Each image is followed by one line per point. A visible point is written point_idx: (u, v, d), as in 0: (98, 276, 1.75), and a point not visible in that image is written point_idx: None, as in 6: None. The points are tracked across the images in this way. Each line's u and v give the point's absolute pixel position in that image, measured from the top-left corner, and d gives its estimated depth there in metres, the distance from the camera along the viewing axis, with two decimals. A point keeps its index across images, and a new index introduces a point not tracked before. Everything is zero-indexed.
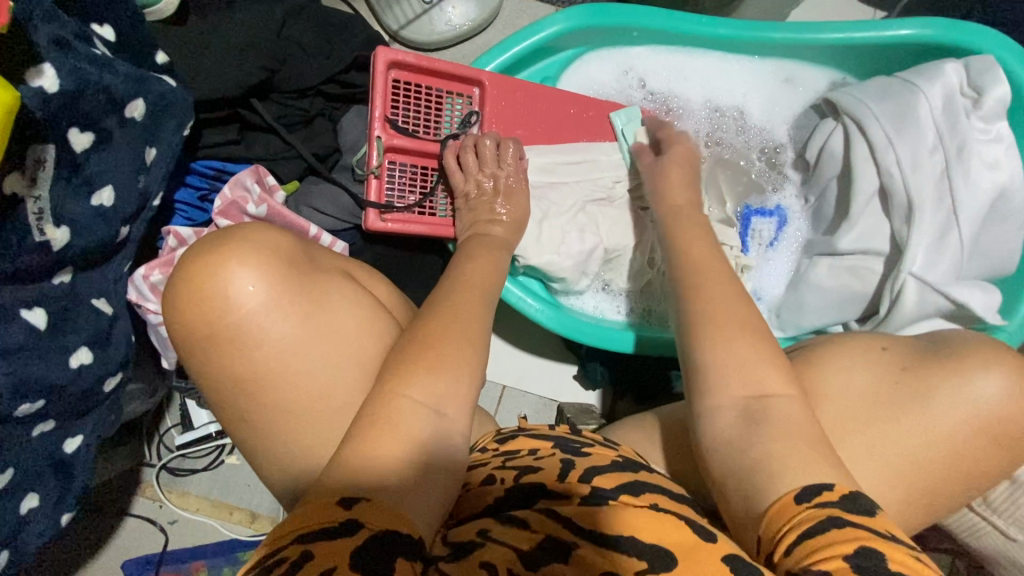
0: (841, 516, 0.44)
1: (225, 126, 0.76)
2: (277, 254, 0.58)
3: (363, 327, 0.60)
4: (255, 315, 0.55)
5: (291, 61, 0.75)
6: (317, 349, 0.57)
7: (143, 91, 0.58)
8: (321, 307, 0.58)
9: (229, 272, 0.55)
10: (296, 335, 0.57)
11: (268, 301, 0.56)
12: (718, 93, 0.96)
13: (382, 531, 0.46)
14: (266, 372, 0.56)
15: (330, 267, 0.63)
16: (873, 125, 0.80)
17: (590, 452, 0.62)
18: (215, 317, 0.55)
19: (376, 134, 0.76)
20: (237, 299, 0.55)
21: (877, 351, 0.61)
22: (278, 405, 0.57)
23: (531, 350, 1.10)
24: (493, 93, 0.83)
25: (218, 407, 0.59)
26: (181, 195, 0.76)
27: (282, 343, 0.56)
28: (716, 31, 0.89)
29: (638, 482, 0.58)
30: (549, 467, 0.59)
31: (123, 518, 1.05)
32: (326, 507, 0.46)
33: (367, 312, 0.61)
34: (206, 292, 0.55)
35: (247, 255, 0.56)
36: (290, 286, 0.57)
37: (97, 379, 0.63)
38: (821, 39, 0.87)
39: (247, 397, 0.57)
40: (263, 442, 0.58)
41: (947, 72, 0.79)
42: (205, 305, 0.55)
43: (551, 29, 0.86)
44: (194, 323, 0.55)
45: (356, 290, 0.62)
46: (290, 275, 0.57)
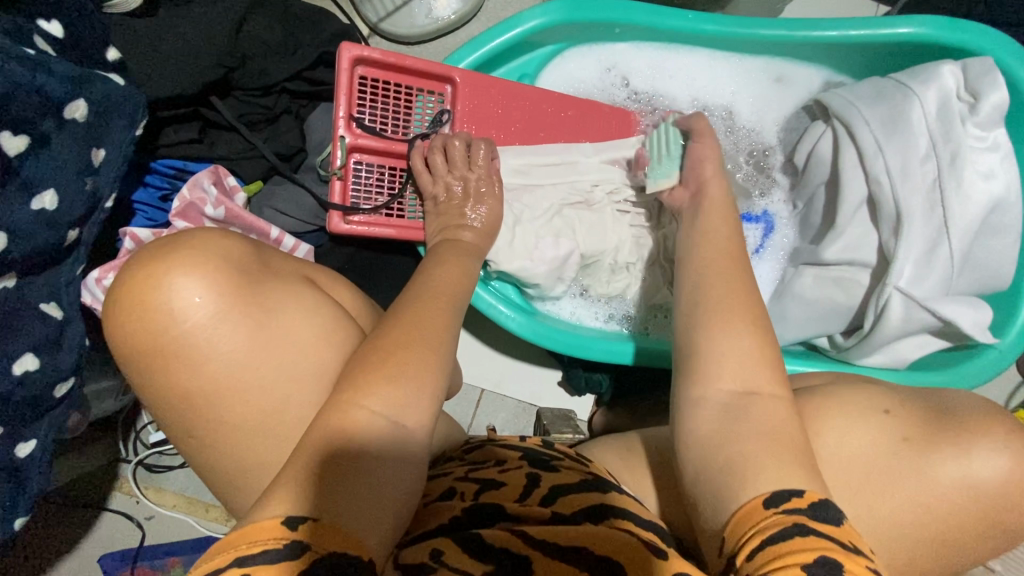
0: (806, 524, 0.41)
1: (186, 125, 0.74)
2: (229, 262, 0.56)
3: (319, 339, 0.58)
4: (201, 329, 0.53)
5: (252, 57, 0.73)
6: (270, 360, 0.55)
7: (83, 91, 0.57)
8: (274, 317, 0.56)
9: (174, 283, 0.53)
10: (246, 346, 0.55)
11: (217, 311, 0.54)
12: (706, 92, 0.92)
13: (331, 552, 0.43)
14: (209, 386, 0.54)
15: (289, 272, 0.61)
16: (863, 130, 0.76)
17: (559, 469, 0.60)
18: (160, 332, 0.53)
19: (341, 133, 0.73)
20: (184, 308, 0.53)
21: (880, 415, 0.56)
22: (220, 419, 0.55)
23: (511, 354, 1.08)
24: (466, 90, 0.80)
25: (165, 421, 0.56)
26: (140, 195, 0.74)
27: (230, 358, 0.54)
28: (702, 28, 0.85)
29: (600, 506, 0.54)
30: (511, 484, 0.58)
31: (101, 514, 1.06)
32: (269, 526, 0.43)
33: (327, 322, 0.59)
34: (153, 299, 0.53)
35: (197, 262, 0.54)
36: (239, 298, 0.55)
37: (45, 385, 0.61)
38: (813, 37, 0.83)
39: (187, 412, 0.55)
40: (207, 456, 0.56)
41: (943, 74, 0.74)
42: (151, 313, 0.53)
43: (528, 24, 0.82)
44: (139, 331, 0.53)
45: (313, 296, 0.60)
46: (243, 285, 0.56)
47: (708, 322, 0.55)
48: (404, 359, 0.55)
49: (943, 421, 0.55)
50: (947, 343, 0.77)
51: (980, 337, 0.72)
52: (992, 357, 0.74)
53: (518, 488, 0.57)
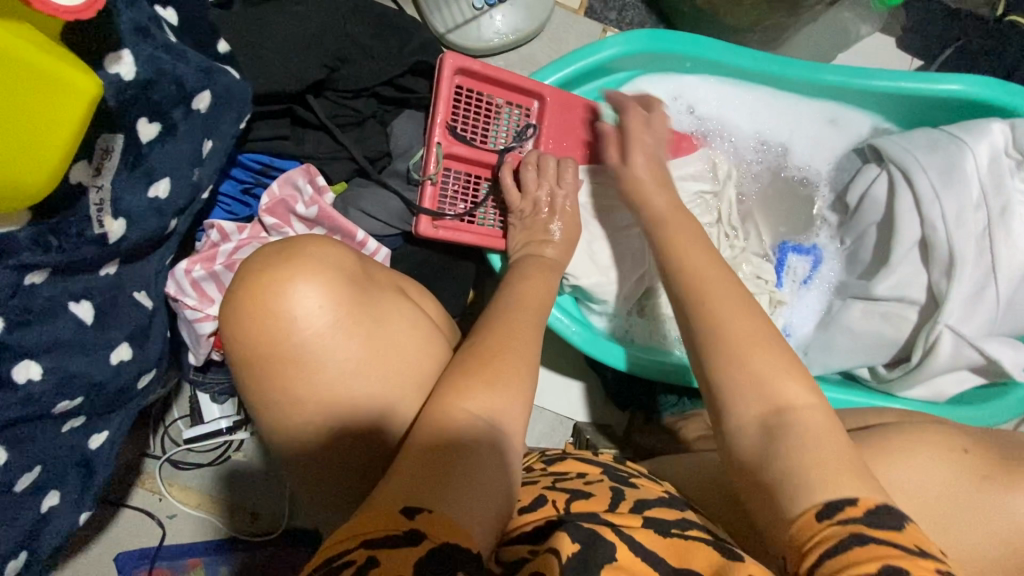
0: (864, 533, 0.42)
1: (277, 120, 0.73)
2: (340, 271, 0.53)
3: (425, 353, 0.57)
4: (319, 338, 0.51)
5: (351, 60, 0.73)
6: (377, 375, 0.53)
7: (210, 82, 0.56)
8: (381, 328, 0.54)
9: (293, 289, 0.50)
10: (359, 356, 0.52)
11: (331, 324, 0.51)
12: (766, 128, 0.96)
13: (442, 541, 0.41)
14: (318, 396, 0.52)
15: (386, 283, 0.58)
16: (920, 177, 0.81)
17: (640, 485, 0.63)
18: (276, 339, 0.50)
19: (436, 140, 0.74)
20: (297, 320, 0.50)
21: (961, 452, 0.61)
22: (330, 425, 0.53)
23: (552, 367, 1.09)
24: (551, 108, 0.82)
25: (268, 430, 0.54)
26: (225, 187, 0.73)
27: (345, 366, 0.52)
28: (770, 69, 0.89)
29: (685, 518, 0.58)
30: (598, 493, 0.59)
31: (120, 510, 1.02)
32: (387, 515, 0.42)
33: (426, 336, 0.57)
34: (265, 309, 0.50)
35: (311, 271, 0.51)
36: (357, 308, 0.52)
37: (133, 376, 0.60)
38: (871, 86, 0.88)
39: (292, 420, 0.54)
40: (308, 462, 0.55)
41: (993, 132, 0.81)
42: (262, 324, 0.50)
43: (609, 51, 0.86)
44: (250, 339, 0.51)
45: (413, 309, 0.58)
46: (354, 296, 0.53)
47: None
48: (509, 363, 0.57)
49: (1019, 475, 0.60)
50: (982, 380, 0.83)
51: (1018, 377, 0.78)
52: (1022, 395, 0.81)
53: (606, 499, 0.59)
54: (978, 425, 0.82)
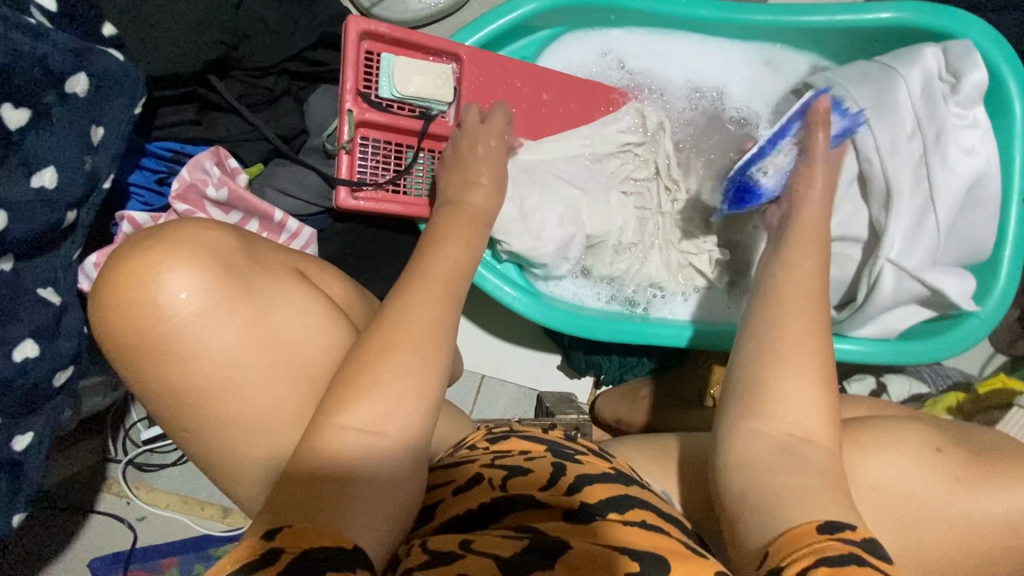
0: (861, 555, 0.43)
1: (182, 105, 0.72)
2: (214, 255, 0.52)
3: (316, 331, 0.55)
4: (188, 325, 0.50)
5: (251, 36, 0.71)
6: (260, 362, 0.53)
7: (84, 64, 0.55)
8: (261, 312, 0.53)
9: (158, 278, 0.49)
10: (235, 343, 0.52)
11: (201, 309, 0.50)
12: (700, 75, 0.94)
13: (308, 551, 0.42)
14: (213, 378, 0.51)
15: (276, 266, 0.57)
16: (852, 110, 0.79)
17: (583, 461, 0.62)
18: (143, 327, 0.50)
19: (347, 107, 0.73)
20: (168, 305, 0.49)
21: (932, 451, 0.62)
22: (232, 402, 0.52)
23: (511, 340, 1.08)
24: (469, 68, 0.80)
25: (170, 416, 0.53)
26: (136, 178, 0.71)
27: (221, 354, 0.51)
28: (696, 12, 0.87)
29: (625, 495, 0.57)
30: (537, 471, 0.58)
31: (89, 516, 1.02)
32: (249, 544, 0.42)
33: (319, 321, 0.56)
34: (129, 300, 0.49)
35: (176, 258, 0.50)
36: (229, 293, 0.51)
37: (45, 373, 0.59)
38: (801, 22, 0.86)
39: (194, 406, 0.52)
40: (217, 447, 0.53)
41: (925, 56, 0.78)
42: (128, 316, 0.50)
43: (527, 7, 0.83)
44: (121, 332, 0.50)
45: (302, 289, 0.57)
46: (227, 280, 0.52)
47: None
48: (415, 325, 0.52)
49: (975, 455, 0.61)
50: (933, 313, 0.81)
51: (964, 306, 0.77)
52: (975, 326, 0.79)
53: (546, 476, 0.58)
54: (929, 360, 0.81)
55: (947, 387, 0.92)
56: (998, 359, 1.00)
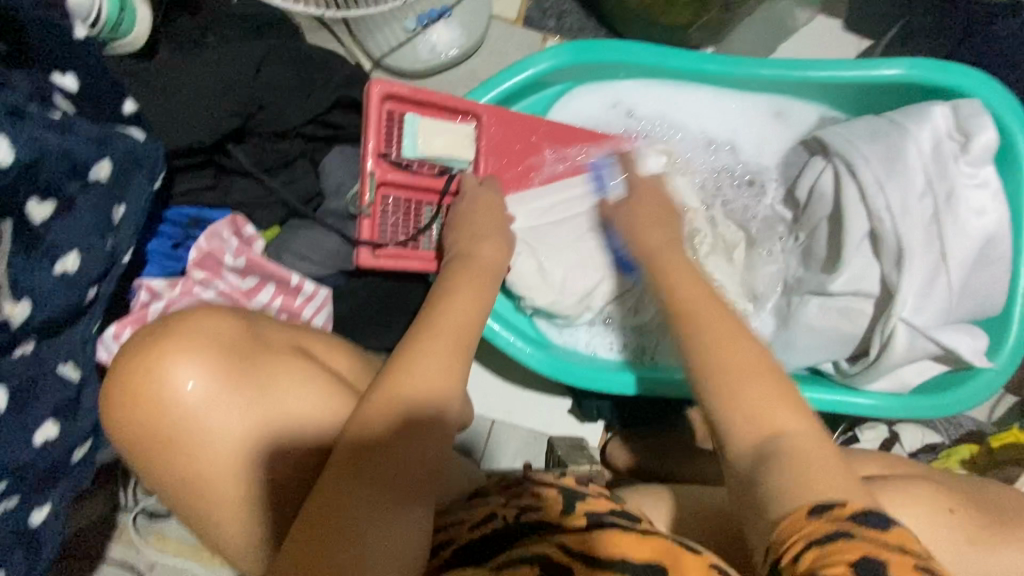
0: (852, 529, 0.42)
1: (200, 171, 0.73)
2: (218, 343, 0.53)
3: (325, 404, 0.56)
4: (195, 413, 0.52)
5: (267, 104, 0.72)
6: (267, 440, 0.53)
7: (108, 151, 0.56)
8: (265, 391, 0.54)
9: (168, 371, 0.51)
10: (241, 427, 0.53)
11: (208, 399, 0.52)
12: (710, 128, 0.95)
13: None
14: (230, 464, 0.53)
15: (281, 344, 0.58)
16: (862, 168, 0.79)
17: (593, 500, 0.61)
18: (155, 418, 0.51)
19: (369, 168, 0.73)
20: (176, 397, 0.51)
21: (945, 512, 0.61)
22: (257, 470, 0.53)
23: (521, 384, 1.08)
24: (490, 126, 0.80)
25: (193, 497, 0.54)
26: (153, 245, 0.71)
27: (228, 437, 0.52)
28: (705, 68, 0.88)
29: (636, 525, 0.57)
30: (551, 505, 0.58)
31: (99, 564, 1.01)
32: None
33: (324, 394, 0.56)
34: (142, 393, 0.51)
35: (182, 349, 0.51)
36: (234, 380, 0.53)
37: (65, 450, 0.60)
38: (810, 77, 0.86)
39: (220, 490, 0.53)
40: (239, 523, 0.54)
41: (934, 116, 0.79)
42: (141, 409, 0.51)
43: (538, 66, 0.84)
44: (136, 424, 0.52)
45: (309, 367, 0.57)
46: (233, 367, 0.53)
47: (744, 347, 0.55)
48: (418, 399, 0.52)
49: (992, 527, 0.61)
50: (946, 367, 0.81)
51: (977, 363, 0.77)
52: (989, 378, 0.79)
53: (558, 508, 0.58)
54: (945, 414, 0.81)
55: (959, 438, 0.92)
56: (1010, 400, 1.01)
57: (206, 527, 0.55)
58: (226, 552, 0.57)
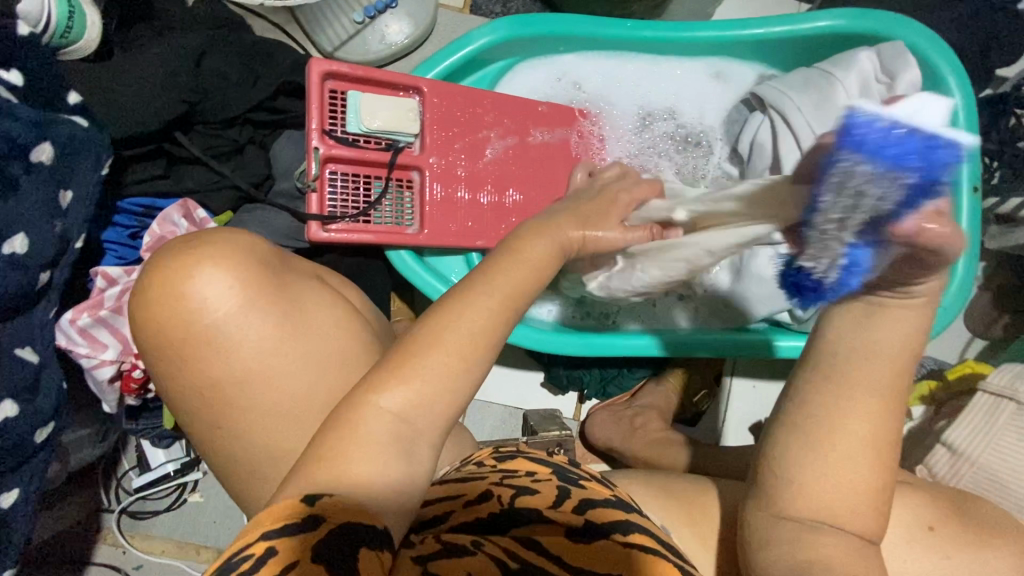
0: None
1: (151, 161, 0.75)
2: (250, 254, 0.56)
3: (347, 326, 0.59)
4: (230, 314, 0.53)
5: (210, 91, 0.74)
6: (295, 351, 0.55)
7: (48, 134, 0.59)
8: (297, 304, 0.56)
9: (207, 272, 0.53)
10: (273, 335, 0.54)
11: (245, 302, 0.53)
12: (654, 92, 0.98)
13: (348, 522, 0.41)
14: (259, 371, 0.54)
15: (303, 271, 0.61)
16: (795, 115, 0.82)
17: (588, 486, 0.60)
18: (188, 318, 0.53)
19: (313, 145, 0.76)
20: (203, 303, 0.52)
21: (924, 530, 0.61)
22: (284, 382, 0.55)
23: (494, 361, 1.10)
24: (432, 99, 0.82)
25: (212, 405, 0.54)
26: (109, 235, 0.74)
27: (259, 341, 0.54)
28: (641, 34, 0.90)
29: (627, 521, 0.56)
30: (545, 491, 0.58)
31: (86, 568, 1.02)
32: (290, 502, 0.42)
33: (345, 317, 0.60)
34: (177, 293, 0.52)
35: (220, 255, 0.54)
36: (267, 288, 0.55)
37: (27, 429, 0.61)
38: (743, 35, 0.89)
39: (244, 399, 0.54)
40: (259, 436, 0.55)
41: (860, 60, 0.82)
42: (175, 308, 0.52)
43: (478, 42, 0.87)
44: (167, 327, 0.53)
45: (330, 292, 0.60)
46: (267, 276, 0.55)
47: None
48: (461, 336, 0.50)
49: None
50: None
51: None
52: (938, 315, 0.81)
53: (553, 497, 0.57)
54: None
55: (922, 376, 0.91)
56: (978, 343, 1.02)
57: (216, 443, 0.55)
58: (228, 478, 0.58)
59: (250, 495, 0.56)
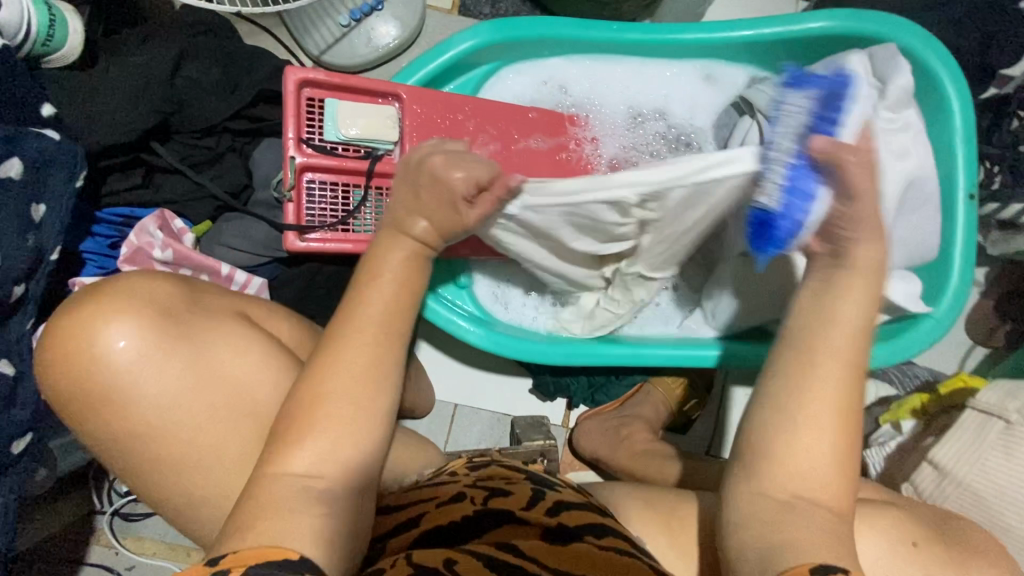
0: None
1: (128, 171, 0.75)
2: (149, 305, 0.56)
3: (258, 370, 0.59)
4: (126, 370, 0.54)
5: (188, 100, 0.74)
6: (201, 401, 0.56)
7: (15, 150, 0.60)
8: (201, 352, 0.57)
9: (103, 328, 0.54)
10: (172, 387, 0.55)
11: (139, 357, 0.54)
12: (642, 96, 0.94)
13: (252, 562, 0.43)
14: (165, 424, 0.55)
15: (222, 309, 0.61)
16: (784, 121, 0.79)
17: (562, 490, 0.62)
18: (86, 375, 0.54)
19: (290, 154, 0.75)
20: (110, 355, 0.54)
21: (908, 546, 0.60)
22: (196, 433, 0.56)
23: (482, 367, 1.09)
24: (412, 106, 0.81)
25: (126, 456, 0.56)
26: (88, 245, 0.75)
27: (158, 396, 0.55)
28: (627, 37, 0.88)
29: (601, 524, 0.57)
30: (518, 493, 0.59)
31: (80, 568, 1.03)
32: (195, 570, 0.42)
33: (261, 357, 0.59)
34: (75, 352, 0.54)
35: (115, 309, 0.55)
36: (166, 339, 0.56)
37: (4, 440, 0.62)
38: (731, 37, 0.87)
39: (156, 451, 0.55)
40: (179, 486, 0.57)
41: (852, 63, 0.79)
42: (73, 365, 0.54)
43: (460, 47, 0.86)
44: (70, 383, 0.54)
45: (245, 330, 0.60)
46: (166, 327, 0.56)
47: None
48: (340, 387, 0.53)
49: None
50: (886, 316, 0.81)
51: (913, 307, 0.77)
52: (930, 326, 0.79)
53: (525, 499, 0.58)
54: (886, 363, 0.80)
55: (915, 387, 0.89)
56: (979, 351, 0.99)
57: (156, 486, 0.57)
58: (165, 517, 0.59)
59: (199, 528, 0.58)
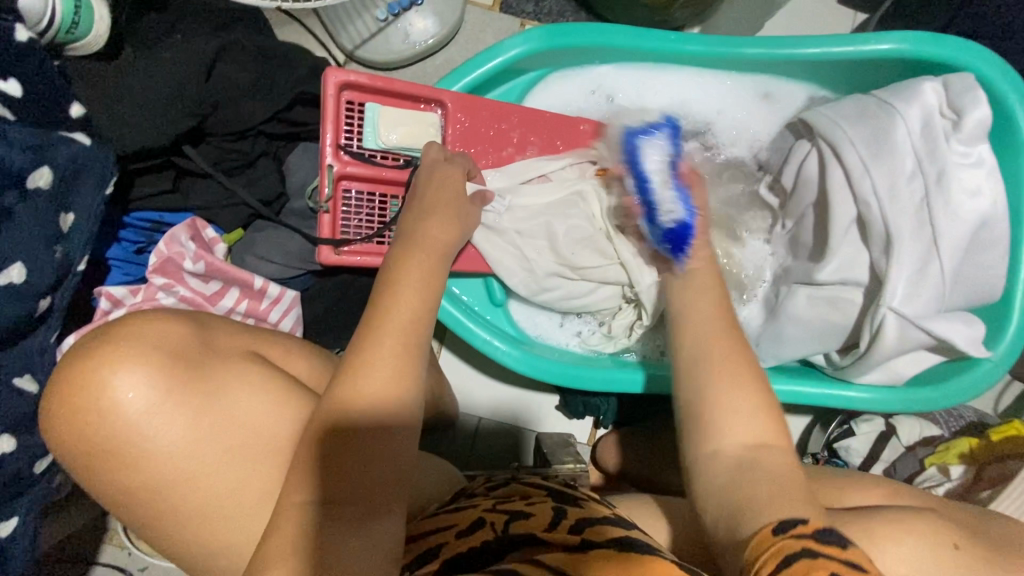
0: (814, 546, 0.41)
1: (159, 175, 0.71)
2: (160, 349, 0.53)
3: (274, 413, 0.56)
4: (136, 422, 0.51)
5: (222, 103, 0.69)
6: (215, 448, 0.53)
7: (47, 157, 0.56)
8: (215, 398, 0.54)
9: (110, 377, 0.50)
10: (186, 437, 0.52)
11: (151, 407, 0.51)
12: (695, 110, 0.91)
13: None
14: (181, 476, 0.52)
15: (232, 349, 0.58)
16: (848, 151, 0.75)
17: (585, 505, 0.58)
18: (92, 428, 0.50)
19: (328, 162, 0.71)
20: (116, 406, 0.50)
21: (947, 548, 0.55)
22: (214, 483, 0.53)
23: (507, 381, 1.06)
24: (456, 114, 0.77)
25: (139, 511, 0.52)
26: (115, 252, 0.71)
27: (172, 446, 0.52)
28: (683, 49, 0.83)
29: (629, 536, 0.52)
30: (540, 514, 0.55)
31: (91, 568, 1.01)
32: None
33: (276, 398, 0.56)
34: (79, 405, 0.50)
35: (123, 356, 0.51)
36: (178, 386, 0.52)
37: (25, 462, 0.59)
38: (796, 55, 0.82)
39: (174, 501, 0.52)
40: (197, 538, 0.53)
41: (924, 91, 0.75)
42: (80, 417, 0.50)
43: (509, 52, 0.80)
44: (75, 438, 0.51)
45: (258, 371, 0.58)
46: (177, 373, 0.53)
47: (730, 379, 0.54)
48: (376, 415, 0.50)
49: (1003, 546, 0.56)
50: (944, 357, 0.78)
51: (975, 352, 0.74)
52: (989, 367, 0.75)
53: (547, 519, 0.54)
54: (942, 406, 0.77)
55: (960, 430, 0.88)
56: None
57: (166, 540, 0.53)
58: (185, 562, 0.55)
59: None
